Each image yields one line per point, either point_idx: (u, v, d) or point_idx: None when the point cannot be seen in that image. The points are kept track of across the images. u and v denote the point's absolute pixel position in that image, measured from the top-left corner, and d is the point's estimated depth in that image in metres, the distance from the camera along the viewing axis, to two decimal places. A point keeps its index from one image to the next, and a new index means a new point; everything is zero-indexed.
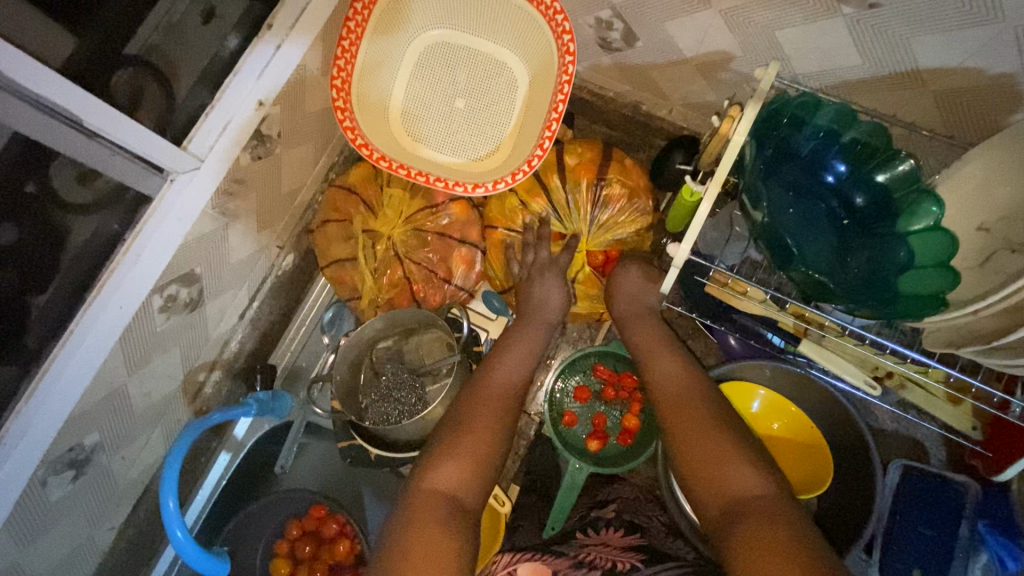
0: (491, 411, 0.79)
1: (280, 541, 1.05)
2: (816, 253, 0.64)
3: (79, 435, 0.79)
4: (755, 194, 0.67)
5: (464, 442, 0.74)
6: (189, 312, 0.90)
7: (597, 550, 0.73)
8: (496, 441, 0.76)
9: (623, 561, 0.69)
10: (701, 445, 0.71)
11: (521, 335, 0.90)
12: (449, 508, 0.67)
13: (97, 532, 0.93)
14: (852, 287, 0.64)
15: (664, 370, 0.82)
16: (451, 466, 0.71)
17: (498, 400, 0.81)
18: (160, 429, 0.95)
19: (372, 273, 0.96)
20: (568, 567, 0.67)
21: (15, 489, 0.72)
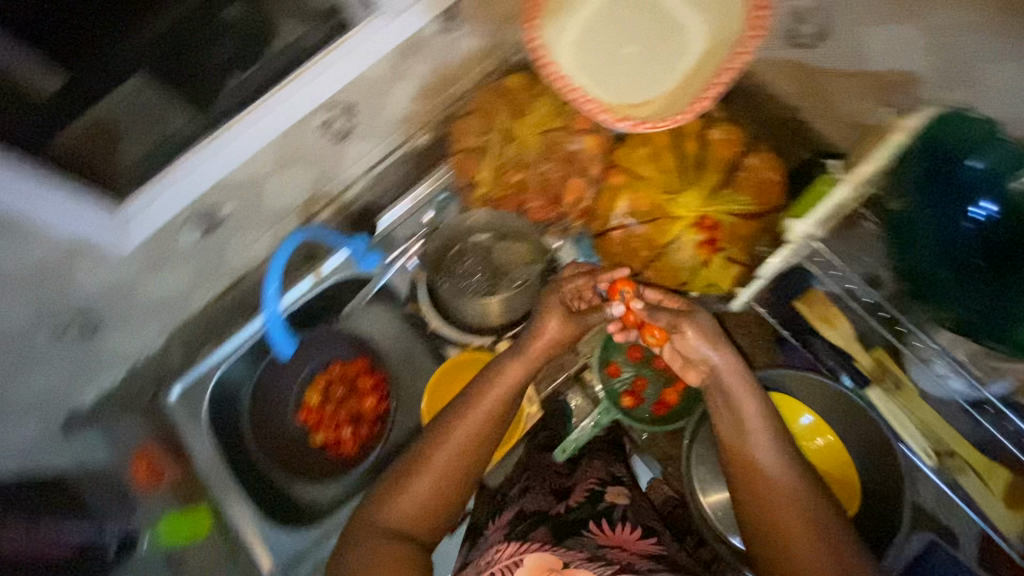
0: (457, 443, 0.78)
1: (322, 376, 1.16)
2: (920, 265, 0.77)
3: (220, 198, 0.91)
4: (893, 198, 0.78)
5: (415, 483, 0.76)
6: (336, 142, 1.01)
7: (615, 552, 0.77)
8: (466, 455, 0.78)
9: (640, 561, 0.75)
10: (793, 525, 0.69)
11: (517, 367, 0.83)
12: (397, 540, 0.73)
13: (194, 294, 1.07)
14: (954, 301, 0.74)
15: (728, 420, 0.77)
16: (403, 507, 0.75)
17: (470, 413, 0.80)
18: (271, 233, 1.08)
19: (493, 170, 1.03)
20: (579, 559, 0.73)
21: (164, 215, 0.84)
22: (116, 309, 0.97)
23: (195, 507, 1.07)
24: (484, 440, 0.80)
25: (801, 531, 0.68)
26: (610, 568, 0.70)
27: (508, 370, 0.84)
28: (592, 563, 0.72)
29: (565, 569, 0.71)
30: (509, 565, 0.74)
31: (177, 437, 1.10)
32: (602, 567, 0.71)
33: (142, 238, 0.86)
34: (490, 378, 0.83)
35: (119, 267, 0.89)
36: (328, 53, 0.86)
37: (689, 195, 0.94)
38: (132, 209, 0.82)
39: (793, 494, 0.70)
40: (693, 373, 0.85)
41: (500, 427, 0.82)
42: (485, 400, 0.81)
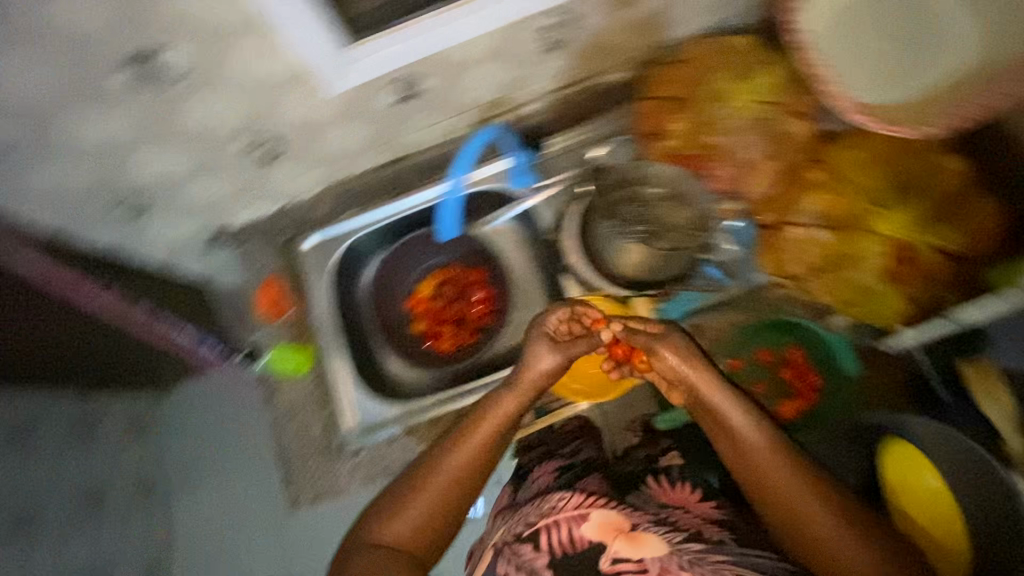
0: (456, 473, 0.79)
1: (438, 273, 1.21)
2: None
3: (426, 70, 0.92)
4: None
5: (408, 510, 0.76)
6: (545, 51, 0.98)
7: (679, 513, 0.72)
8: (470, 468, 0.79)
9: (709, 528, 0.69)
10: (803, 516, 0.68)
11: (507, 406, 0.84)
12: (397, 560, 0.73)
13: (359, 158, 1.10)
14: None
15: (728, 439, 0.76)
16: (398, 530, 0.75)
17: (468, 428, 0.82)
18: (447, 123, 1.09)
19: (691, 127, 0.97)
20: (650, 521, 0.69)
21: (382, 69, 0.87)
22: (298, 149, 1.01)
23: (302, 346, 1.15)
24: (482, 452, 0.81)
25: (823, 526, 0.67)
26: (677, 535, 0.66)
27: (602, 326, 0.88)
28: (658, 526, 0.67)
29: (632, 531, 0.65)
30: (573, 519, 0.68)
31: (301, 279, 1.17)
32: (670, 533, 0.66)
33: (353, 83, 0.88)
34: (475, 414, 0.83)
35: (321, 108, 0.92)
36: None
37: (887, 216, 0.88)
38: (357, 52, 0.84)
39: (793, 483, 0.70)
40: (677, 395, 0.86)
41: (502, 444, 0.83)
42: (481, 429, 0.81)
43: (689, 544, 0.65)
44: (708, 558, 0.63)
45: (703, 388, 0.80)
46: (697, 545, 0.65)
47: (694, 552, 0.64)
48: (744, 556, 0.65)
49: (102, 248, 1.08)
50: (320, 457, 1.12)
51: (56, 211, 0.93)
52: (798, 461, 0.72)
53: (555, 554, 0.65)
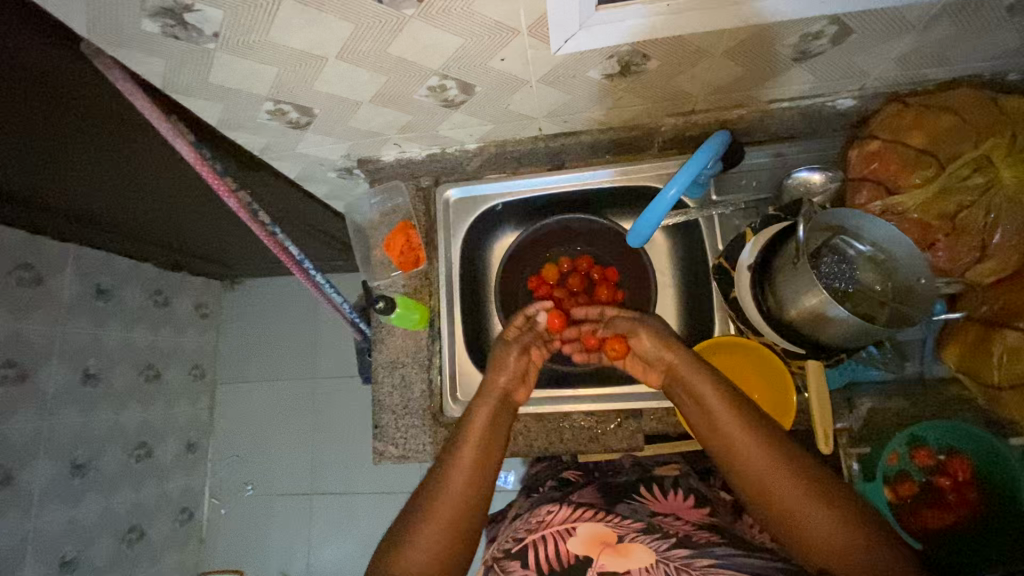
0: (462, 486, 0.79)
1: (568, 261, 1.15)
2: None
3: (658, 51, 0.79)
4: None
5: (425, 533, 0.75)
6: (789, 59, 0.83)
7: (668, 520, 0.80)
8: (473, 476, 0.80)
9: (700, 538, 0.75)
10: (787, 500, 0.71)
11: (487, 412, 0.88)
12: None
13: (532, 123, 1.00)
14: None
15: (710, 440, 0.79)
16: (416, 555, 0.73)
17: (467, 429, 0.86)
18: (643, 108, 0.96)
19: (934, 186, 0.82)
20: (637, 531, 0.76)
21: (611, 40, 0.74)
22: (481, 101, 0.90)
23: (416, 306, 1.06)
24: (473, 431, 0.85)
25: (801, 504, 0.70)
26: (664, 542, 0.73)
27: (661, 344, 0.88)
28: (645, 537, 0.74)
29: (619, 543, 0.72)
30: (563, 531, 0.77)
31: (437, 231, 1.12)
32: (656, 542, 0.73)
33: (578, 49, 0.75)
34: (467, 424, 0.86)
35: (533, 65, 0.80)
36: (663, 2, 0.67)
37: None
38: (601, 16, 0.69)
39: (772, 470, 0.72)
40: (655, 376, 0.93)
41: (501, 438, 0.87)
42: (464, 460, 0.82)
43: (676, 551, 0.71)
44: (695, 562, 0.68)
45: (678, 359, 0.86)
46: (681, 552, 0.70)
47: (680, 558, 0.69)
48: (730, 557, 0.69)
49: (249, 150, 1.01)
50: (416, 416, 1.05)
51: (225, 109, 0.87)
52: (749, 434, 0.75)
53: (543, 570, 0.72)
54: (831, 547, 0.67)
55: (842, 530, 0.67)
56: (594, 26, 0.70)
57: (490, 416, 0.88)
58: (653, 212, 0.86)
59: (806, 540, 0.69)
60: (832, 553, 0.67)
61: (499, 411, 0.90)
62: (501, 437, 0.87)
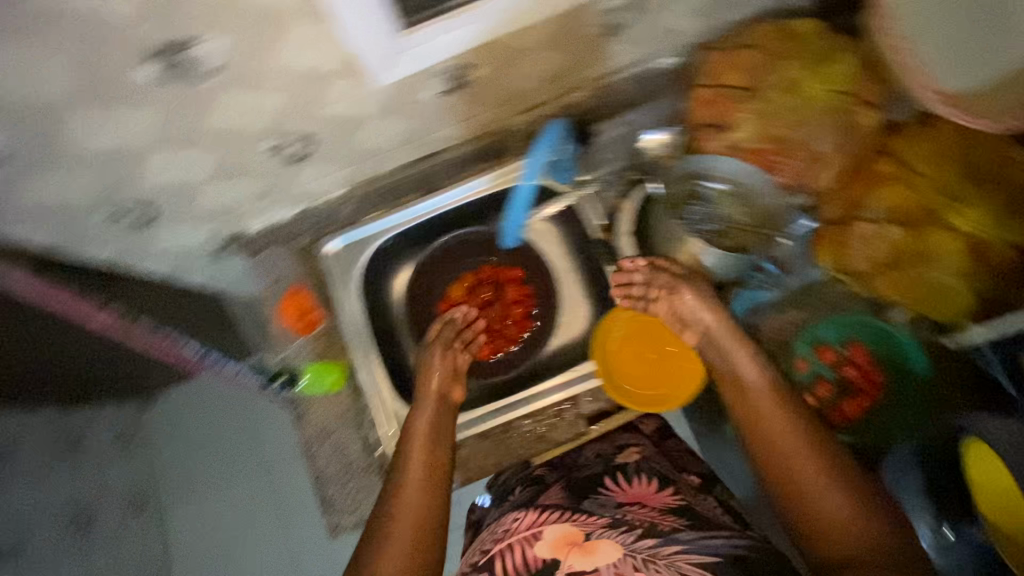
0: (418, 500, 0.76)
1: (468, 275, 1.11)
2: None
3: (477, 59, 0.82)
4: None
5: (390, 549, 0.70)
6: (602, 36, 0.89)
7: (634, 511, 0.77)
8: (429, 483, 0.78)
9: (664, 523, 0.72)
10: (801, 475, 0.67)
11: (425, 420, 0.86)
12: None
13: (389, 156, 1.00)
14: None
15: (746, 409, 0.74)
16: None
17: (421, 440, 0.83)
18: (490, 113, 0.99)
19: (756, 119, 0.90)
20: (605, 525, 0.72)
21: (425, 64, 0.77)
22: (328, 148, 0.90)
23: (332, 360, 1.07)
24: (426, 445, 0.82)
25: (818, 487, 0.65)
26: (632, 535, 0.70)
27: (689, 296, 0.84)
28: (614, 532, 0.70)
29: (587, 541, 0.68)
30: (528, 538, 0.74)
31: (328, 285, 1.08)
32: (623, 535, 0.69)
33: (398, 77, 0.77)
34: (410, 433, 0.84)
35: (365, 101, 0.81)
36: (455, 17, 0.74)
37: (962, 211, 0.84)
38: (407, 41, 0.73)
39: (799, 450, 0.68)
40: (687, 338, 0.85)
41: (446, 437, 0.85)
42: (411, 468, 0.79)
43: (643, 542, 0.68)
44: (660, 550, 0.66)
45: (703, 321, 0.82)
46: (649, 542, 0.68)
47: (648, 551, 0.66)
48: (693, 542, 0.69)
49: (106, 259, 0.96)
50: (360, 479, 1.02)
51: (60, 225, 0.82)
52: (774, 391, 0.73)
53: None
54: (832, 526, 0.63)
55: (851, 517, 0.63)
56: (403, 54, 0.74)
57: (429, 426, 0.86)
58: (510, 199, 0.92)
59: (812, 522, 0.65)
60: (830, 537, 0.63)
61: (438, 413, 0.89)
62: (447, 436, 0.85)
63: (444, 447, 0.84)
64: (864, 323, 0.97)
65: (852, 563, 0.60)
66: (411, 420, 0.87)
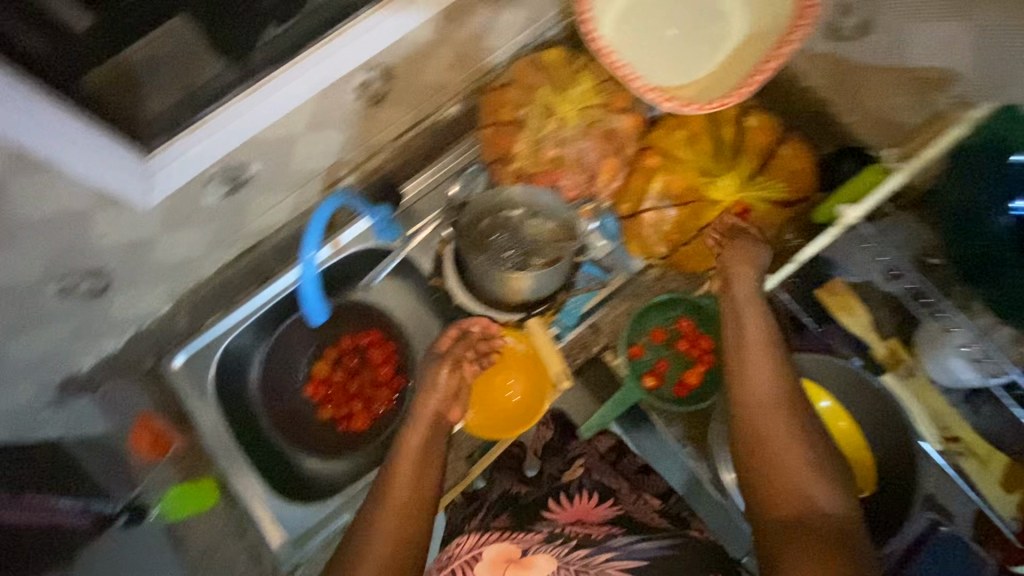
0: (394, 523, 0.74)
1: (331, 347, 1.17)
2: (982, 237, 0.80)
3: (248, 157, 0.87)
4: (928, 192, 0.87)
5: (371, 543, 0.72)
6: (369, 106, 0.96)
7: (574, 526, 0.85)
8: (409, 500, 0.77)
9: (599, 532, 0.83)
10: (776, 456, 0.71)
11: (417, 441, 0.84)
12: None
13: (205, 259, 1.02)
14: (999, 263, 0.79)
15: (762, 378, 0.78)
16: None
17: (416, 458, 0.82)
18: (293, 197, 1.03)
19: (529, 145, 1.00)
20: (541, 541, 0.80)
21: (188, 173, 0.81)
22: (130, 270, 0.91)
23: (199, 478, 1.05)
24: (425, 473, 0.81)
25: (795, 474, 0.70)
26: (568, 550, 0.79)
27: (739, 282, 0.87)
28: (550, 547, 0.79)
29: (523, 558, 0.78)
30: (469, 561, 0.80)
31: (181, 399, 1.07)
32: (557, 548, 0.79)
33: (168, 191, 0.81)
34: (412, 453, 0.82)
35: (139, 224, 0.84)
36: (204, 124, 0.80)
37: (727, 178, 0.97)
38: (159, 159, 0.79)
39: (782, 425, 0.73)
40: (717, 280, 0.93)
41: (436, 457, 0.84)
42: (395, 493, 0.77)
43: (577, 552, 0.79)
44: (592, 560, 0.77)
45: (743, 291, 0.87)
46: (583, 552, 0.78)
47: (581, 562, 0.77)
48: (624, 547, 0.79)
49: None
50: None
51: None
52: (786, 398, 0.75)
53: None
54: (787, 502, 0.69)
55: (819, 496, 0.68)
56: (161, 168, 0.79)
57: (420, 451, 0.83)
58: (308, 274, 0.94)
59: (776, 500, 0.70)
60: (788, 513, 0.68)
61: (431, 436, 0.86)
62: (435, 463, 0.83)
63: (433, 472, 0.82)
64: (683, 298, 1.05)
65: (798, 526, 0.67)
66: (403, 438, 0.85)
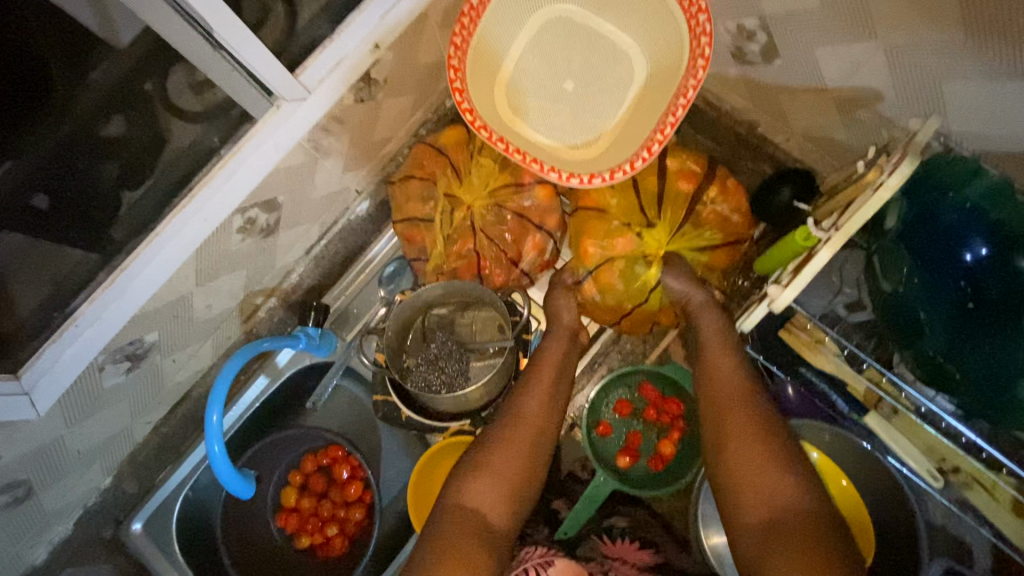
0: (535, 416, 0.80)
1: (296, 472, 1.11)
2: (937, 329, 0.63)
3: (140, 331, 0.81)
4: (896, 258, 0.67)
5: (507, 440, 0.77)
6: (263, 238, 0.89)
7: (619, 567, 0.82)
8: (554, 413, 0.82)
9: None
10: (739, 442, 0.69)
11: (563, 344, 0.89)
12: (478, 533, 0.69)
13: (135, 424, 0.97)
14: (957, 338, 0.62)
15: (715, 362, 0.78)
16: (475, 492, 0.73)
17: (554, 366, 0.86)
18: (210, 341, 0.97)
19: (443, 239, 0.93)
20: None
21: (74, 372, 0.74)
22: (45, 467, 0.85)
23: None
24: (566, 396, 0.85)
25: (763, 470, 0.66)
26: None
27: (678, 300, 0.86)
28: None
29: None
30: (541, 565, 0.74)
31: (145, 567, 1.02)
32: None
33: (59, 395, 0.75)
34: (544, 355, 0.87)
35: (39, 432, 0.78)
36: (73, 323, 0.72)
37: (658, 229, 0.87)
38: (31, 374, 0.71)
39: (737, 415, 0.72)
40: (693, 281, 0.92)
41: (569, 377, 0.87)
42: (535, 393, 0.82)
43: None
44: None
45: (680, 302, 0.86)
46: None
47: None
48: None
49: None
50: None
51: None
52: (733, 376, 0.76)
53: None
54: (762, 492, 0.65)
55: (784, 488, 0.64)
56: (32, 375, 0.72)
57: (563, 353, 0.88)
58: (213, 445, 0.83)
59: (739, 494, 0.67)
60: (761, 505, 0.64)
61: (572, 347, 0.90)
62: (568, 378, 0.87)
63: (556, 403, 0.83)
64: (646, 366, 0.96)
65: (768, 525, 0.63)
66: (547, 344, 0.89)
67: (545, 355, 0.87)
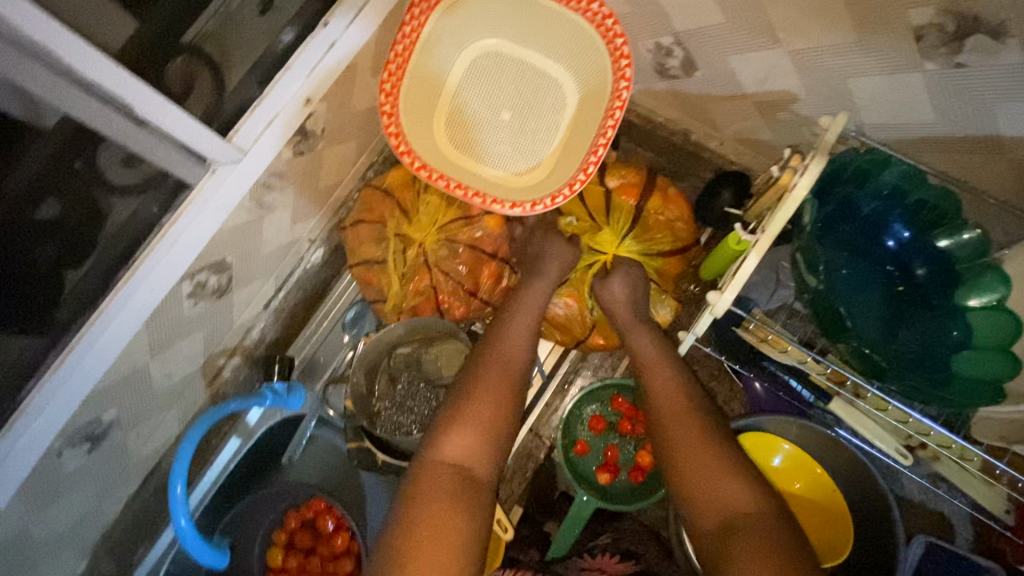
0: (508, 364, 0.80)
1: (279, 532, 1.06)
2: (866, 320, 0.64)
3: (98, 409, 0.79)
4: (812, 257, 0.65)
5: (482, 385, 0.77)
6: (216, 299, 0.89)
7: None
8: (529, 357, 0.83)
9: None
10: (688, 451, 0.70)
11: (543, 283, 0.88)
12: (456, 483, 0.70)
13: (105, 503, 0.95)
14: (887, 320, 0.65)
15: (663, 376, 0.79)
16: (453, 442, 0.73)
17: (529, 306, 0.87)
18: (175, 409, 0.96)
19: (398, 278, 0.94)
20: None
21: (28, 461, 0.72)
22: (10, 562, 0.82)
23: None
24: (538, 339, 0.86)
25: (716, 479, 0.68)
26: None
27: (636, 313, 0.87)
28: None
29: None
30: None
31: None
32: None
33: (16, 487, 0.73)
34: (519, 303, 0.87)
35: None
36: (24, 412, 0.70)
37: (607, 232, 0.92)
38: None
39: (685, 424, 0.73)
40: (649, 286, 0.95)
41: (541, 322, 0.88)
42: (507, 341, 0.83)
43: None
44: None
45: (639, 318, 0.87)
46: None
47: None
48: None
49: None
50: None
51: None
52: (676, 386, 0.77)
53: None
54: (718, 495, 0.67)
55: (740, 496, 0.66)
56: None
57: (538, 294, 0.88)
58: (179, 518, 0.81)
59: (695, 496, 0.68)
60: (716, 506, 0.66)
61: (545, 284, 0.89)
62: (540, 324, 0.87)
63: (527, 365, 0.83)
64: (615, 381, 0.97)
65: (726, 527, 0.64)
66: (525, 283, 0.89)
67: (517, 301, 0.87)
